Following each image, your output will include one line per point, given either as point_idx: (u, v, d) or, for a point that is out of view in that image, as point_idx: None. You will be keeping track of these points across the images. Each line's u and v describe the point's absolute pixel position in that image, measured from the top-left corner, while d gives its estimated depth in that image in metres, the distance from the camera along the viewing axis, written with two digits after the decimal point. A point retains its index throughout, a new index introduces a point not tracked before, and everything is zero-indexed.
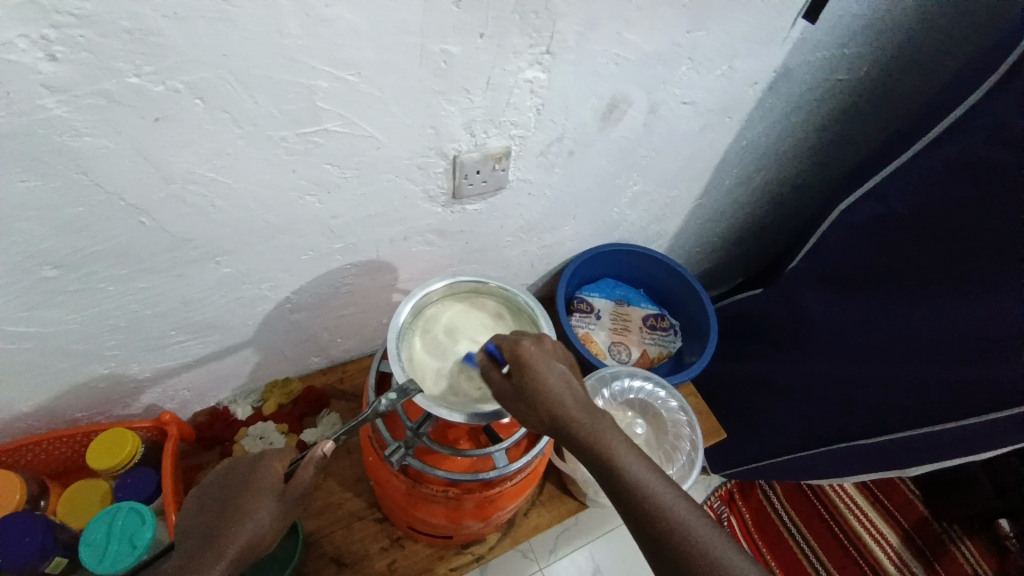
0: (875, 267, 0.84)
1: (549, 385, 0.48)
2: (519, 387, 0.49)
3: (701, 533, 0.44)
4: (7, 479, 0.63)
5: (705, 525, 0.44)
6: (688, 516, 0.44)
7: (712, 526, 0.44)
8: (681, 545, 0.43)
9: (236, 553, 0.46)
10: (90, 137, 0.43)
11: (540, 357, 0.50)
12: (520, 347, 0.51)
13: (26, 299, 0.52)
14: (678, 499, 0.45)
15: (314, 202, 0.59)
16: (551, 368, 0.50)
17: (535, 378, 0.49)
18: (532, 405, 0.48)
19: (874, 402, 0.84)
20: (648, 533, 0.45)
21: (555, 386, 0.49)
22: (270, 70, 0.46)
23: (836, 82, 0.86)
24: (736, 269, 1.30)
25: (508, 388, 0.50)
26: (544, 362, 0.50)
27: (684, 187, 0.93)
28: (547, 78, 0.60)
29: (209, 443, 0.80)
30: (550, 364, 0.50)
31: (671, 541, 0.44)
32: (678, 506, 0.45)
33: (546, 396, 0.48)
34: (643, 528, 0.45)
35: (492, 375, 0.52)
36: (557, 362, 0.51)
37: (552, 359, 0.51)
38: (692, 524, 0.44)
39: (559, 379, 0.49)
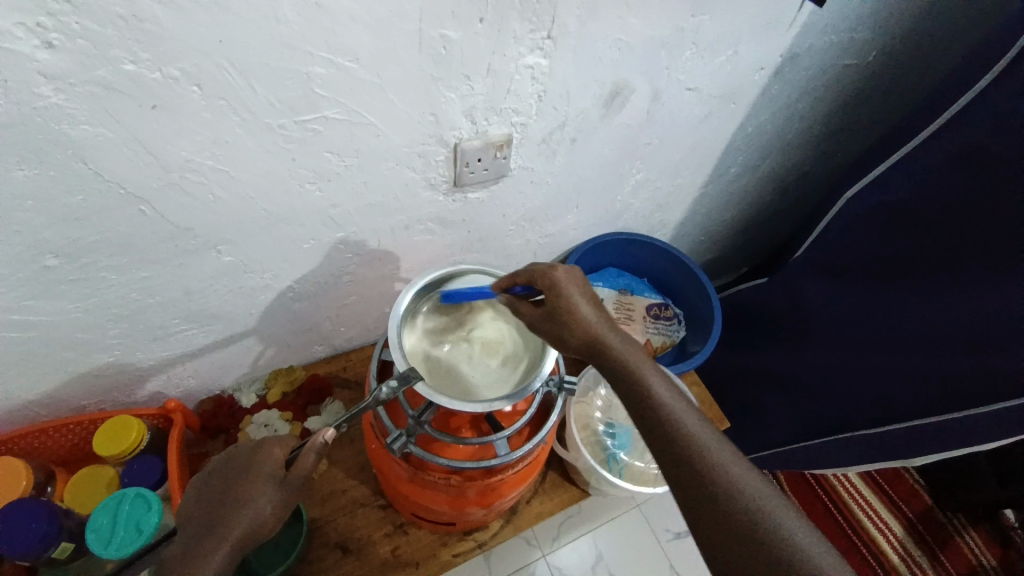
0: (882, 255, 0.83)
1: (581, 309, 0.53)
2: (552, 310, 0.53)
3: (713, 448, 0.46)
4: (14, 468, 0.63)
5: (719, 443, 0.46)
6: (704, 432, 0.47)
7: (726, 446, 0.46)
8: (693, 456, 0.45)
9: (237, 539, 0.47)
10: (87, 125, 0.43)
11: (573, 283, 0.54)
12: (552, 272, 0.54)
13: (28, 288, 0.53)
14: (696, 418, 0.48)
15: (313, 191, 0.59)
16: (584, 295, 0.54)
17: (568, 302, 0.53)
18: (563, 327, 0.53)
19: (878, 391, 0.83)
20: (663, 445, 0.47)
21: (586, 310, 0.53)
22: (266, 56, 0.45)
23: (845, 67, 0.84)
24: (741, 258, 1.29)
25: (541, 314, 0.54)
26: (580, 293, 0.54)
27: (688, 176, 0.92)
28: (548, 64, 0.59)
29: (214, 431, 0.80)
30: (581, 292, 0.54)
31: (685, 453, 0.46)
32: (694, 423, 0.47)
33: (577, 317, 0.53)
34: (659, 440, 0.47)
35: (524, 307, 0.56)
36: (589, 291, 0.55)
37: (585, 288, 0.55)
38: (706, 439, 0.46)
39: (592, 305, 0.54)
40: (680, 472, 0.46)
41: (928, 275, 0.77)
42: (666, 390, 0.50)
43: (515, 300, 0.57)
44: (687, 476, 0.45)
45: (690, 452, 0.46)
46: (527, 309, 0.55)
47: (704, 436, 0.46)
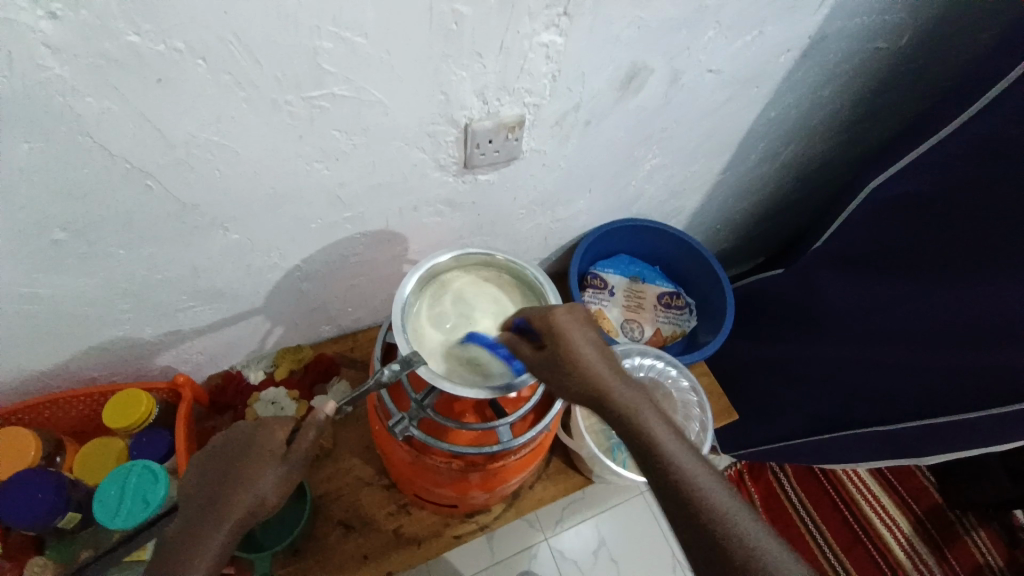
0: (903, 249, 0.80)
1: (585, 357, 0.49)
2: (555, 358, 0.50)
3: (729, 510, 0.44)
4: (21, 440, 0.64)
5: (735, 504, 0.44)
6: (719, 492, 0.45)
7: (743, 506, 0.44)
8: (709, 521, 0.43)
9: (239, 519, 0.47)
10: (91, 98, 0.42)
11: (573, 326, 0.50)
12: (553, 318, 0.51)
13: (36, 262, 0.53)
14: (710, 475, 0.46)
15: (321, 169, 0.58)
16: (587, 340, 0.51)
17: (568, 347, 0.50)
18: (568, 376, 0.49)
19: (891, 388, 0.82)
20: (678, 508, 0.45)
21: (591, 358, 0.50)
22: (271, 30, 0.44)
23: (876, 51, 0.81)
24: (758, 247, 1.27)
25: (543, 360, 0.51)
26: (580, 336, 0.50)
27: (705, 162, 0.89)
28: (563, 42, 0.57)
29: (222, 406, 0.81)
30: (584, 337, 0.51)
31: (700, 518, 0.44)
32: (709, 483, 0.45)
33: (583, 367, 0.49)
34: (672, 502, 0.45)
35: (525, 347, 0.53)
36: (593, 335, 0.51)
37: (587, 331, 0.52)
38: (722, 500, 0.44)
39: (593, 348, 0.50)
40: (696, 537, 0.44)
41: (952, 271, 0.74)
42: (677, 445, 0.47)
43: (517, 341, 0.54)
44: (704, 542, 0.43)
45: (706, 517, 0.44)
46: (530, 353, 0.52)
47: (719, 497, 0.44)
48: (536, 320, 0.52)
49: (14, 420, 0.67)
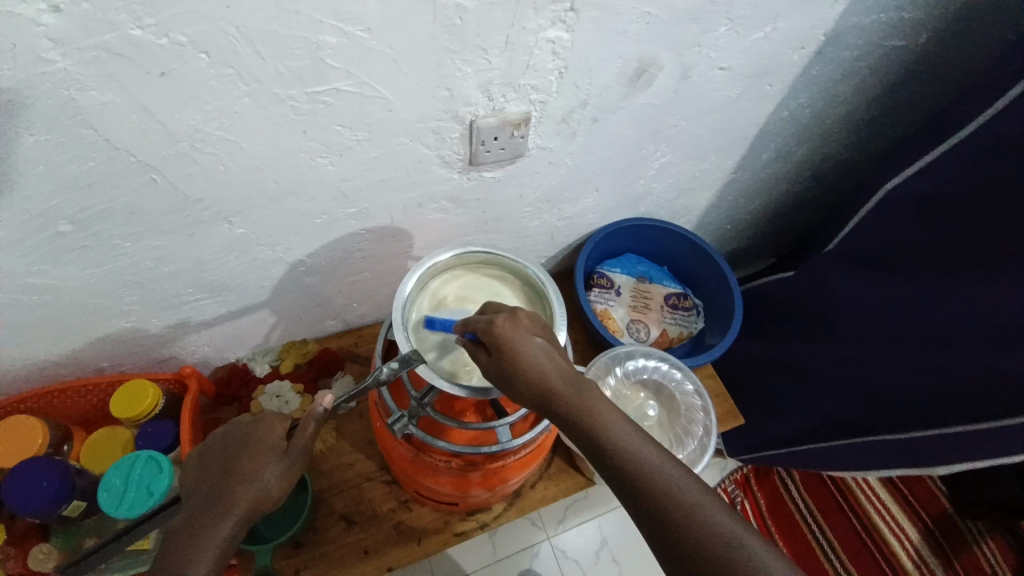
0: (917, 252, 0.79)
1: (530, 359, 0.49)
2: (501, 365, 0.49)
3: (679, 488, 0.45)
4: (30, 427, 0.66)
5: (685, 480, 0.46)
6: (669, 472, 0.46)
7: (693, 481, 0.46)
8: (661, 503, 0.44)
9: (243, 511, 0.47)
10: (94, 91, 0.43)
11: (514, 333, 0.50)
12: (493, 325, 0.50)
13: (42, 253, 0.54)
14: (661, 457, 0.47)
15: (324, 164, 0.58)
16: (530, 341, 0.50)
17: (513, 355, 0.49)
18: (516, 382, 0.49)
19: (901, 394, 0.80)
20: (632, 495, 0.46)
21: (536, 360, 0.49)
22: (273, 24, 0.44)
23: (894, 49, 0.79)
24: (769, 248, 1.25)
25: (491, 367, 0.50)
26: (524, 341, 0.50)
27: (715, 160, 0.88)
28: (570, 38, 0.56)
29: (228, 399, 0.82)
30: (527, 339, 0.50)
31: (652, 501, 0.45)
32: (658, 464, 0.46)
33: (528, 370, 0.49)
34: (626, 490, 0.46)
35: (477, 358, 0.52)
36: (536, 335, 0.51)
37: (530, 333, 0.51)
38: (672, 479, 0.45)
39: (538, 352, 0.50)
40: (652, 521, 0.45)
41: (967, 276, 0.72)
42: (626, 434, 0.48)
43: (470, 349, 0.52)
44: (659, 525, 0.44)
45: (659, 499, 0.45)
46: (482, 361, 0.51)
47: (669, 477, 0.46)
48: (480, 328, 0.51)
49: (23, 408, 0.69)
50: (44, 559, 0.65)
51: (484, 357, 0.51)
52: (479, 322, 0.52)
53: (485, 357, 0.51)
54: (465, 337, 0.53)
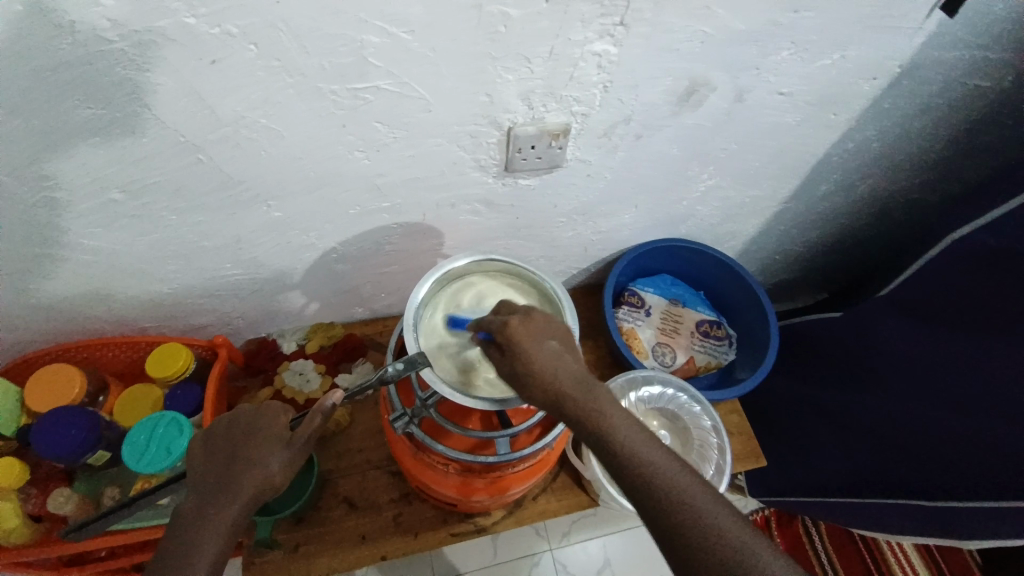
0: (979, 310, 0.72)
1: (543, 361, 0.48)
2: (514, 367, 0.48)
3: (697, 500, 0.44)
4: (68, 374, 0.71)
5: (701, 491, 0.45)
6: (686, 482, 0.45)
7: (693, 475, 0.46)
8: (678, 514, 0.43)
9: (250, 496, 0.48)
10: (150, 72, 0.45)
11: (526, 334, 0.49)
12: (508, 327, 0.50)
13: (96, 217, 0.57)
14: (677, 467, 0.46)
15: (361, 158, 0.59)
16: (545, 345, 0.49)
17: (526, 357, 0.48)
18: (531, 386, 0.48)
19: (946, 460, 0.73)
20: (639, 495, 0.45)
21: (551, 364, 0.48)
22: (319, 20, 0.45)
23: (977, 88, 0.73)
24: (819, 284, 1.18)
25: (504, 367, 0.50)
26: (536, 343, 0.49)
27: (767, 188, 0.83)
28: (617, 52, 0.55)
29: (255, 370, 0.86)
30: (541, 342, 0.49)
31: (656, 496, 0.44)
32: (675, 475, 0.45)
33: (543, 375, 0.48)
34: (644, 502, 0.45)
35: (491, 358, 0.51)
36: (549, 339, 0.50)
37: (541, 335, 0.50)
38: (689, 490, 0.44)
39: (550, 354, 0.49)
40: (670, 533, 0.44)
41: None
42: (642, 443, 0.47)
43: (484, 349, 0.52)
44: (678, 538, 0.43)
45: (673, 508, 0.44)
46: (495, 361, 0.50)
47: (686, 488, 0.45)
48: (494, 328, 0.50)
49: (70, 356, 0.74)
50: (64, 503, 0.70)
51: (497, 357, 0.50)
52: (493, 321, 0.51)
53: (498, 357, 0.50)
54: (477, 338, 0.53)
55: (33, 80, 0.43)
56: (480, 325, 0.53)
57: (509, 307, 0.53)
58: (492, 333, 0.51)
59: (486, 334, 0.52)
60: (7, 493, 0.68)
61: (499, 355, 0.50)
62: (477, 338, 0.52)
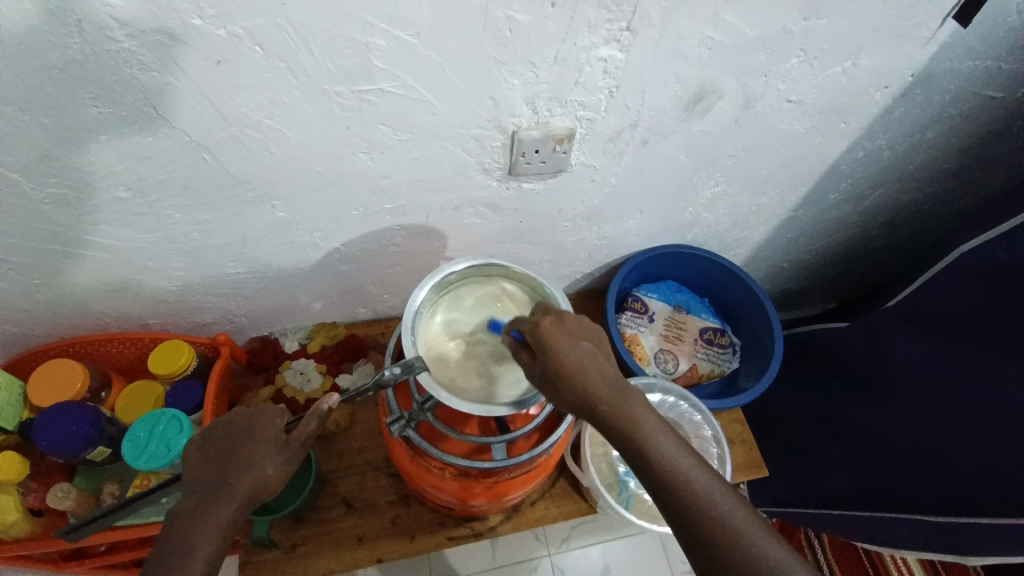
0: (988, 324, 0.71)
1: (575, 362, 0.48)
2: (547, 367, 0.48)
3: (725, 507, 0.45)
4: (71, 370, 0.71)
5: (729, 498, 0.46)
6: (715, 489, 0.46)
7: (713, 477, 0.46)
8: (700, 514, 0.45)
9: (244, 499, 0.49)
10: (157, 72, 0.45)
11: (559, 335, 0.49)
12: (540, 328, 0.50)
13: (103, 214, 0.58)
14: (707, 474, 0.46)
15: (365, 160, 0.59)
16: (578, 346, 0.49)
17: (558, 358, 0.48)
18: (561, 385, 0.48)
19: (955, 476, 0.72)
20: (661, 495, 0.46)
21: (585, 366, 0.48)
22: (326, 22, 0.45)
23: (989, 98, 0.72)
24: (827, 293, 1.17)
25: (536, 368, 0.49)
26: (569, 343, 0.49)
27: (775, 196, 0.83)
28: (624, 58, 0.55)
29: (258, 368, 0.86)
30: (573, 343, 0.49)
31: (677, 496, 0.45)
32: (705, 483, 0.46)
33: (576, 376, 0.48)
34: (672, 505, 0.45)
35: (521, 360, 0.51)
36: (581, 340, 0.50)
37: (574, 337, 0.50)
38: (718, 498, 0.45)
39: (583, 355, 0.49)
40: (695, 536, 0.44)
41: None
42: (673, 448, 0.47)
43: (515, 349, 0.52)
44: (705, 542, 0.44)
45: (693, 509, 0.45)
46: (526, 363, 0.51)
47: (716, 495, 0.45)
48: (527, 328, 0.51)
49: (75, 351, 0.75)
50: (64, 497, 0.70)
51: (529, 359, 0.50)
52: (525, 321, 0.52)
53: (528, 359, 0.50)
54: (507, 338, 0.53)
55: (41, 78, 0.44)
56: (513, 325, 0.53)
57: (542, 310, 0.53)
58: (523, 333, 0.51)
59: (517, 334, 0.52)
60: (7, 486, 0.70)
61: (530, 358, 0.50)
62: (509, 338, 0.52)
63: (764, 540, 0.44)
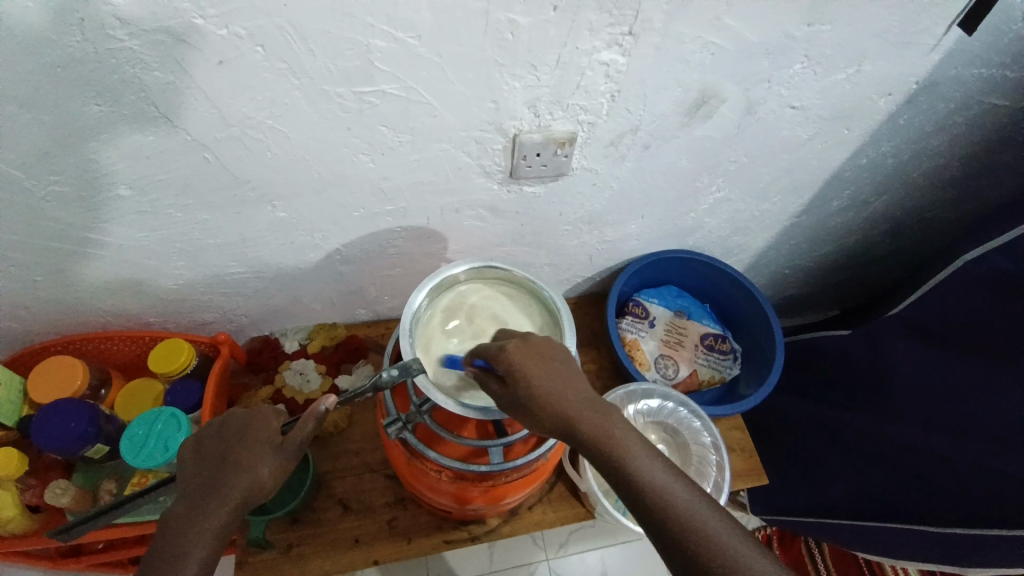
0: (990, 333, 0.70)
1: (547, 386, 0.48)
2: (519, 394, 0.48)
3: (709, 524, 0.44)
4: (71, 366, 0.72)
5: (713, 514, 0.45)
6: (696, 503, 0.45)
7: (695, 492, 0.46)
8: (684, 532, 0.44)
9: (238, 500, 0.48)
10: (158, 72, 0.45)
11: (527, 359, 0.49)
12: (506, 352, 0.49)
13: (104, 212, 0.58)
14: (687, 489, 0.46)
15: (366, 161, 0.59)
16: (549, 369, 0.49)
17: (529, 384, 0.48)
18: (536, 410, 0.47)
19: (961, 488, 0.71)
20: (645, 514, 0.45)
21: (558, 389, 0.48)
22: (329, 24, 0.45)
23: (994, 106, 0.72)
24: (829, 300, 1.16)
25: (506, 396, 0.49)
26: (537, 367, 0.49)
27: (777, 202, 0.82)
28: (625, 62, 0.55)
29: (257, 367, 0.86)
30: (542, 366, 0.49)
31: (660, 514, 0.45)
32: (688, 501, 0.45)
33: (550, 400, 0.48)
34: (655, 524, 0.45)
35: (490, 387, 0.50)
36: (550, 362, 0.50)
37: (541, 360, 0.50)
38: (699, 512, 0.45)
39: (552, 378, 0.49)
40: (681, 554, 0.44)
41: None
42: (652, 465, 0.47)
43: (480, 376, 0.51)
44: (691, 560, 0.43)
45: (678, 527, 0.44)
46: (495, 390, 0.50)
47: (699, 512, 0.45)
48: (492, 355, 0.50)
49: (75, 348, 0.75)
50: (60, 494, 0.70)
51: (498, 387, 0.49)
52: (488, 349, 0.51)
53: (497, 387, 0.49)
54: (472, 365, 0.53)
55: (44, 76, 0.44)
56: (476, 353, 0.52)
57: (507, 333, 0.53)
58: (489, 359, 0.50)
59: (483, 361, 0.52)
60: (5, 482, 0.69)
61: (498, 385, 0.50)
62: (473, 368, 0.52)
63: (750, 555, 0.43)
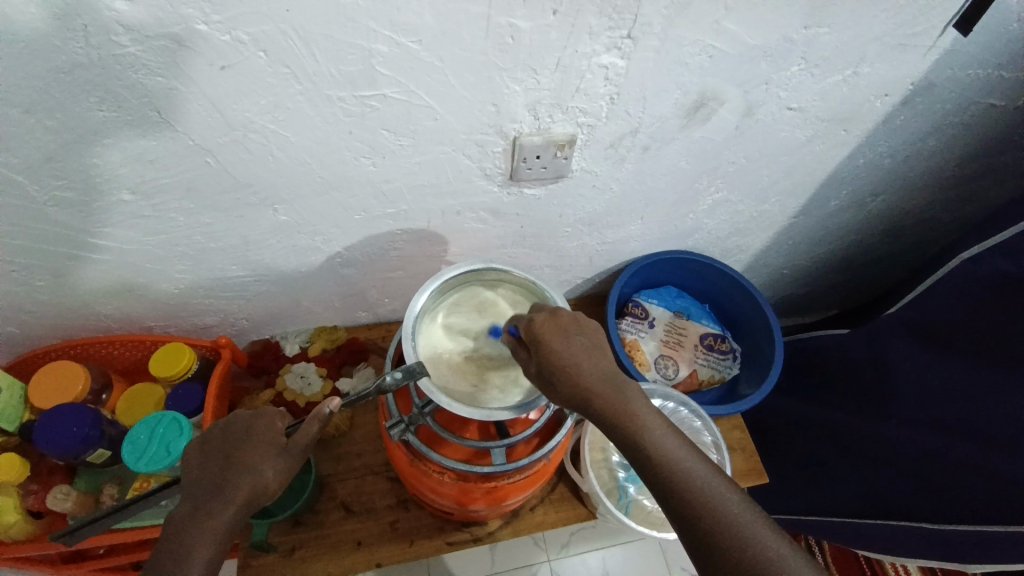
0: (990, 332, 0.71)
1: (569, 358, 0.49)
2: (542, 363, 0.49)
3: (717, 493, 0.45)
4: (72, 371, 0.72)
5: (721, 486, 0.45)
6: (709, 479, 0.46)
7: (704, 462, 0.47)
8: (692, 501, 0.45)
9: (243, 501, 0.48)
10: (162, 77, 0.46)
11: (551, 331, 0.50)
12: (534, 324, 0.51)
13: (105, 216, 0.58)
14: (700, 464, 0.47)
15: (368, 164, 0.60)
16: (572, 342, 0.50)
17: (550, 353, 0.49)
18: (555, 380, 0.49)
19: (960, 487, 0.72)
20: (655, 481, 0.47)
21: (580, 360, 0.49)
22: (331, 28, 0.45)
23: (990, 107, 0.72)
24: (828, 300, 1.17)
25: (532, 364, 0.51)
26: (560, 339, 0.50)
27: (776, 203, 0.83)
28: (625, 65, 0.55)
29: (258, 370, 0.86)
30: (567, 338, 0.50)
31: (668, 482, 0.46)
32: (697, 471, 0.46)
33: (570, 370, 0.49)
34: (667, 496, 0.46)
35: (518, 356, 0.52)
36: (576, 335, 0.51)
37: (567, 333, 0.51)
38: (708, 483, 0.45)
39: (576, 350, 0.50)
40: (687, 522, 0.45)
41: None
42: (670, 442, 0.48)
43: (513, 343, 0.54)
44: (702, 533, 0.44)
45: (685, 496, 0.45)
46: (522, 358, 0.52)
47: (708, 483, 0.45)
48: (521, 325, 0.52)
49: (76, 352, 0.75)
50: (63, 499, 0.71)
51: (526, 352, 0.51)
52: (522, 318, 0.54)
53: (524, 355, 0.52)
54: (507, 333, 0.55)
55: (47, 81, 0.44)
56: (510, 321, 0.55)
57: (539, 307, 0.54)
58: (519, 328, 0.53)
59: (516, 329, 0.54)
60: (7, 487, 0.70)
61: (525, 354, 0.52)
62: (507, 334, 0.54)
63: (756, 526, 0.43)
